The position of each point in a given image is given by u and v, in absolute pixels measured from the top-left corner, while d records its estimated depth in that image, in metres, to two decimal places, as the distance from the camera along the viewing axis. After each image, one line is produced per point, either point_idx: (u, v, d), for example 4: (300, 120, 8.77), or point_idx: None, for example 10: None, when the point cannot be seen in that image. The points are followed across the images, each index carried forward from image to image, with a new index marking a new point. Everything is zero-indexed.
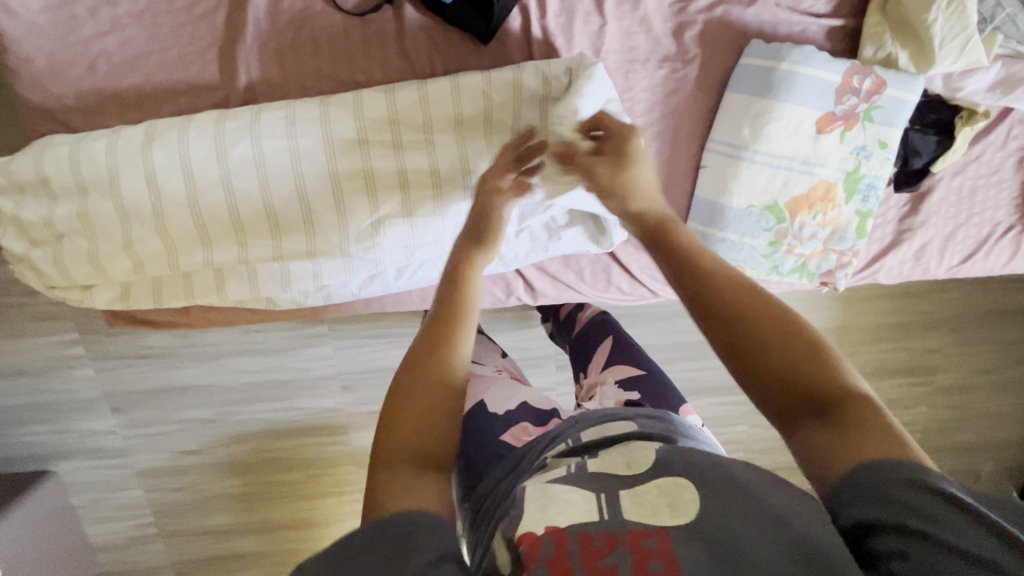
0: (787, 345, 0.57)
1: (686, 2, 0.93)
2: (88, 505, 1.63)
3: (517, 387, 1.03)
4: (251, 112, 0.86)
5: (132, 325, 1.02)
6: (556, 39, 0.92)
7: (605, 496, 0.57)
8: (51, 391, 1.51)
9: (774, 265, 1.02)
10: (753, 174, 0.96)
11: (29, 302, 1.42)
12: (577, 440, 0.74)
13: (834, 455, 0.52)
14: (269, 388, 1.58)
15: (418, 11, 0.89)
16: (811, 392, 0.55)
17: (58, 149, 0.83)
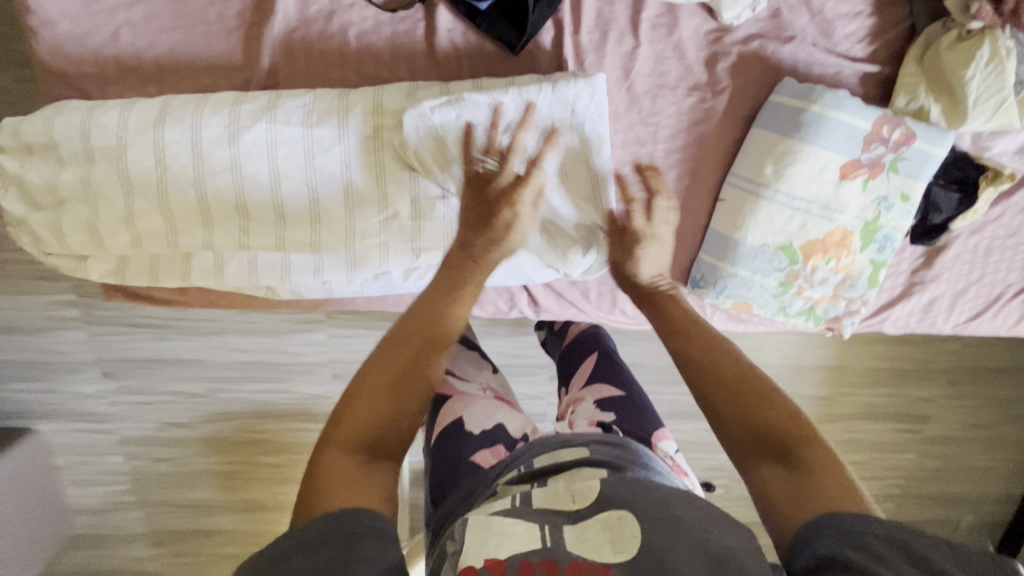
0: (747, 396, 0.64)
1: (722, 33, 0.91)
2: (70, 467, 1.61)
3: (499, 407, 1.04)
4: (268, 96, 0.85)
5: (130, 299, 1.01)
6: (587, 56, 0.91)
7: (549, 528, 0.60)
8: (43, 350, 1.49)
9: (782, 305, 1.01)
10: (771, 214, 0.94)
11: (28, 259, 1.41)
12: (528, 466, 0.76)
13: (788, 497, 0.57)
14: (260, 369, 1.57)
15: (450, 12, 0.88)
16: (769, 435, 0.62)
17: (71, 116, 0.82)
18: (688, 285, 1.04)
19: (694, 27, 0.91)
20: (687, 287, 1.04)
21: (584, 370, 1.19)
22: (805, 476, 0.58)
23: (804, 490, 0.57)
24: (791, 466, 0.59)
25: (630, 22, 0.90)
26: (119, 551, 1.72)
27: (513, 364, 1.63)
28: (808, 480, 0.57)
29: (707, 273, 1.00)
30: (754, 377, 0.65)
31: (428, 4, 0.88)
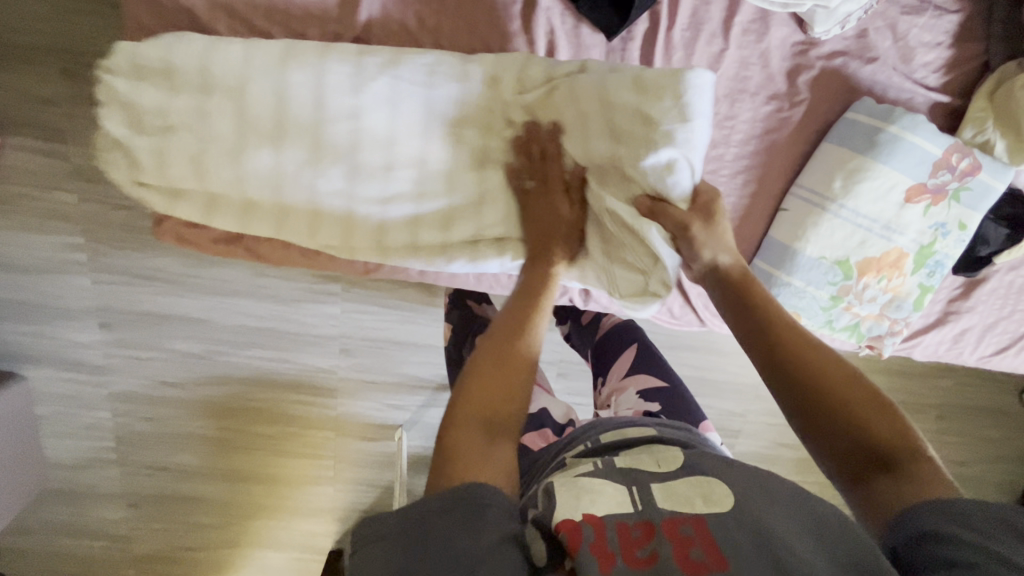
0: (852, 402, 0.64)
1: (808, 46, 0.93)
2: (54, 417, 1.55)
3: (541, 394, 1.05)
4: (391, 52, 0.84)
5: (177, 242, 0.99)
6: (677, 52, 0.91)
7: (639, 490, 0.60)
8: (42, 293, 1.42)
9: (830, 319, 1.03)
10: (834, 228, 0.96)
11: (41, 196, 1.34)
12: (596, 442, 0.77)
13: (893, 500, 0.57)
14: (268, 336, 1.54)
15: None
16: (874, 442, 0.61)
17: (189, 46, 0.80)
18: None
19: (783, 37, 0.93)
20: None
21: (622, 361, 1.21)
22: (909, 480, 0.57)
23: (907, 491, 0.57)
24: (900, 473, 0.59)
25: (722, 24, 0.91)
26: (91, 511, 1.65)
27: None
28: (914, 481, 0.57)
29: (761, 280, 1.02)
30: (859, 382, 0.65)
31: None
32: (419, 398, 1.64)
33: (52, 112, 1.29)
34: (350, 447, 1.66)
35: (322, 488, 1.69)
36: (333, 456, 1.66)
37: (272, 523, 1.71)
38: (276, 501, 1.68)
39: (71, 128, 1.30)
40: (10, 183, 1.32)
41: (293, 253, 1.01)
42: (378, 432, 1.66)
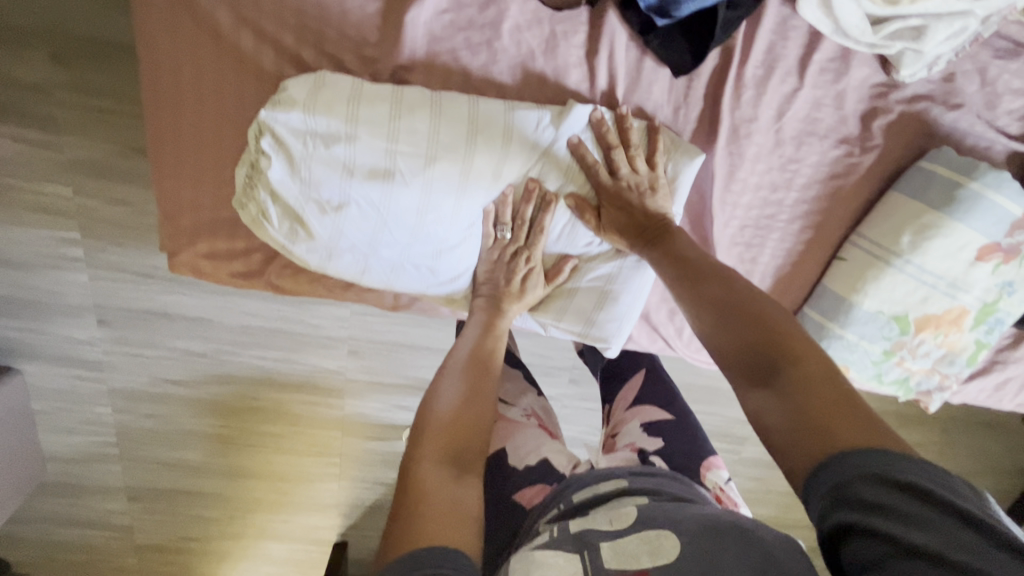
0: (742, 315, 0.68)
1: (889, 88, 0.85)
2: (50, 412, 1.49)
3: (544, 437, 0.97)
4: (467, 109, 0.78)
5: (190, 274, 0.91)
6: (747, 90, 0.83)
7: (588, 553, 0.63)
8: (34, 288, 1.34)
9: (879, 372, 0.99)
10: (895, 283, 0.91)
11: (30, 188, 1.24)
12: (569, 504, 0.77)
13: (781, 412, 0.58)
14: (274, 336, 1.47)
15: (620, 19, 0.78)
16: (766, 354, 0.63)
17: (287, 111, 0.74)
18: None
19: (862, 78, 0.85)
20: None
21: (631, 390, 1.14)
22: (793, 395, 0.58)
23: (801, 418, 0.57)
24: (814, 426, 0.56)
25: (799, 61, 0.83)
26: (92, 503, 1.61)
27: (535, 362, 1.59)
28: (800, 396, 0.58)
29: (811, 329, 0.98)
30: (757, 304, 0.68)
31: (597, 7, 0.78)
32: None
33: (38, 98, 1.17)
34: (356, 446, 1.62)
35: (327, 484, 1.66)
36: (339, 454, 1.62)
37: (274, 517, 1.69)
38: (279, 496, 1.66)
39: (59, 117, 1.19)
40: None
41: (317, 287, 0.94)
42: (384, 432, 1.62)
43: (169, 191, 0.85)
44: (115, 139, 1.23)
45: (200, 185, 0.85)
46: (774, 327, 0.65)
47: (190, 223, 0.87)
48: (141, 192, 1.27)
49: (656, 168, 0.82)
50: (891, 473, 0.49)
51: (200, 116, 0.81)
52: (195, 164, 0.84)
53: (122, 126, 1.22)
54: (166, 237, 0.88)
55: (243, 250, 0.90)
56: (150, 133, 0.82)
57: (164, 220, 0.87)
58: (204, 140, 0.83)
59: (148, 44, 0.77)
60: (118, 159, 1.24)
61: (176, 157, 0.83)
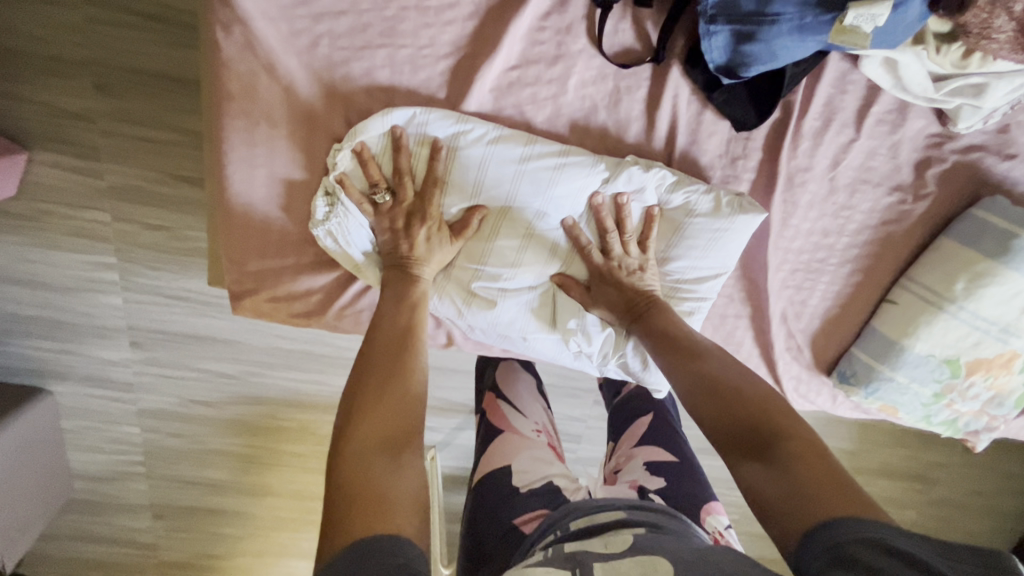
0: (730, 400, 0.70)
1: (944, 139, 0.86)
2: (79, 431, 1.50)
3: (548, 461, 1.06)
4: (527, 144, 0.79)
5: (254, 316, 0.93)
6: (804, 141, 0.85)
7: (580, 567, 0.63)
8: (71, 311, 1.36)
9: (928, 414, 1.00)
10: (949, 329, 0.92)
11: (69, 214, 1.27)
12: (565, 531, 0.79)
13: (775, 491, 0.60)
14: (304, 359, 1.49)
15: (684, 73, 0.79)
16: (764, 432, 0.66)
17: (359, 134, 0.77)
18: (833, 377, 1.04)
19: (918, 129, 0.86)
20: (834, 379, 1.03)
21: (643, 421, 1.15)
22: (791, 477, 0.60)
23: (797, 491, 0.58)
24: (771, 462, 0.62)
25: (856, 113, 0.84)
26: (117, 520, 1.62)
27: (564, 385, 1.59)
28: (799, 477, 0.59)
29: (861, 371, 0.99)
30: (749, 381, 0.72)
31: (662, 64, 0.79)
32: (453, 422, 1.60)
33: (80, 126, 1.20)
34: None
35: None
36: None
37: (297, 535, 1.70)
38: (302, 514, 1.67)
39: (99, 144, 1.21)
40: (40, 200, 1.25)
41: None
42: None
43: (236, 239, 0.87)
44: (157, 166, 1.25)
45: (267, 231, 0.87)
46: (764, 406, 0.68)
47: (255, 269, 0.89)
48: (180, 219, 1.29)
49: (648, 252, 0.86)
50: (886, 543, 0.49)
51: (270, 169, 0.82)
52: (264, 211, 0.85)
53: (161, 153, 1.24)
54: (231, 282, 0.89)
55: (305, 292, 0.92)
56: (217, 183, 0.82)
57: (230, 265, 0.88)
58: (274, 189, 0.84)
59: (220, 97, 0.77)
60: (158, 185, 1.26)
61: (245, 206, 0.84)
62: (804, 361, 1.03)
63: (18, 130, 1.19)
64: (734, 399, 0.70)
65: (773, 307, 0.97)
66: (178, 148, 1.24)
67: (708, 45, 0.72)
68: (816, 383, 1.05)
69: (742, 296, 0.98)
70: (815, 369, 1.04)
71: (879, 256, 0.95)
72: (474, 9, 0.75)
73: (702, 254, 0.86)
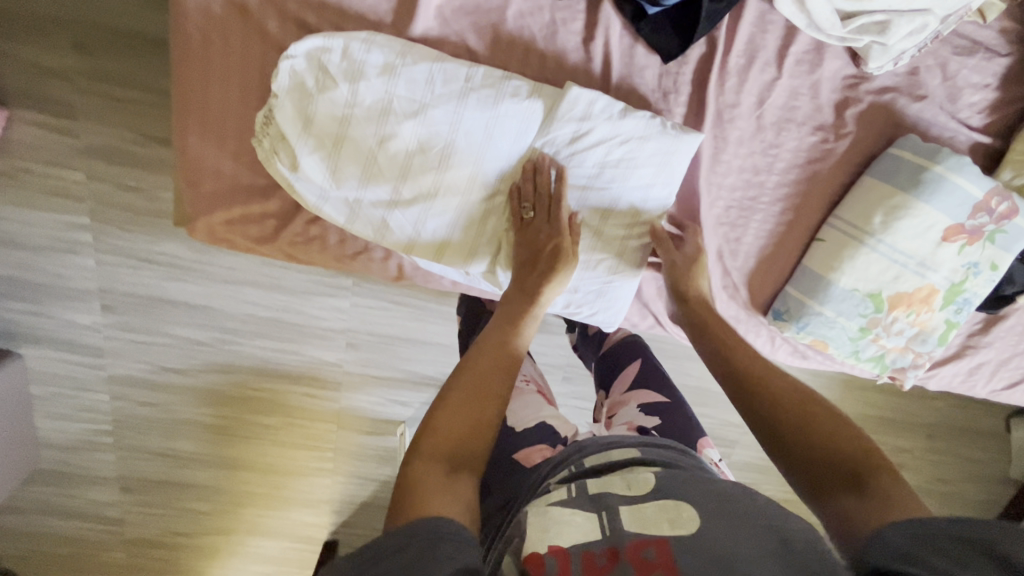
0: (804, 422, 0.71)
1: (859, 80, 0.93)
2: (48, 398, 1.51)
3: (543, 404, 1.03)
4: (465, 66, 0.85)
5: (212, 242, 0.97)
6: (729, 79, 0.91)
7: (606, 515, 0.63)
8: (44, 272, 1.38)
9: (856, 349, 1.05)
10: (869, 262, 0.97)
11: (45, 173, 1.30)
12: (579, 466, 0.77)
13: (857, 514, 0.61)
14: (274, 327, 1.51)
15: (614, 7, 0.86)
16: (840, 462, 0.66)
17: (306, 51, 0.83)
18: (768, 315, 1.08)
19: (835, 70, 0.92)
20: (768, 317, 1.07)
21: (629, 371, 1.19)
22: (871, 500, 0.61)
23: (876, 512, 0.59)
24: (865, 492, 0.62)
25: (777, 53, 0.91)
26: (84, 494, 1.61)
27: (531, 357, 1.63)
28: (880, 500, 0.61)
29: (792, 307, 1.04)
30: (817, 403, 0.72)
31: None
32: (422, 394, 1.62)
33: (59, 86, 1.25)
34: (350, 439, 1.64)
35: (319, 478, 1.65)
36: (333, 447, 1.63)
37: (266, 514, 1.68)
38: (272, 490, 1.66)
39: (76, 103, 1.26)
40: (18, 159, 1.29)
41: (327, 255, 0.99)
42: (380, 426, 1.64)
43: (192, 159, 0.91)
44: (129, 126, 1.29)
45: (223, 151, 0.91)
46: (837, 436, 0.68)
47: (211, 190, 0.93)
48: (152, 179, 1.34)
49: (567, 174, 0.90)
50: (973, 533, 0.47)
51: (226, 88, 0.87)
52: (220, 133, 0.90)
53: (136, 114, 1.30)
54: (188, 203, 0.93)
55: (259, 215, 0.96)
56: (178, 103, 0.88)
57: (188, 187, 0.92)
58: (229, 109, 0.89)
59: (180, 20, 0.83)
60: (132, 145, 1.31)
61: (201, 125, 0.89)
62: (741, 300, 1.07)
63: (1, 90, 1.24)
64: (807, 424, 0.70)
65: (710, 243, 1.02)
66: (152, 109, 1.30)
67: None
68: (753, 324, 1.09)
69: (678, 232, 1.02)
70: (752, 309, 1.08)
71: (808, 196, 1.01)
72: None
73: (653, 179, 0.92)
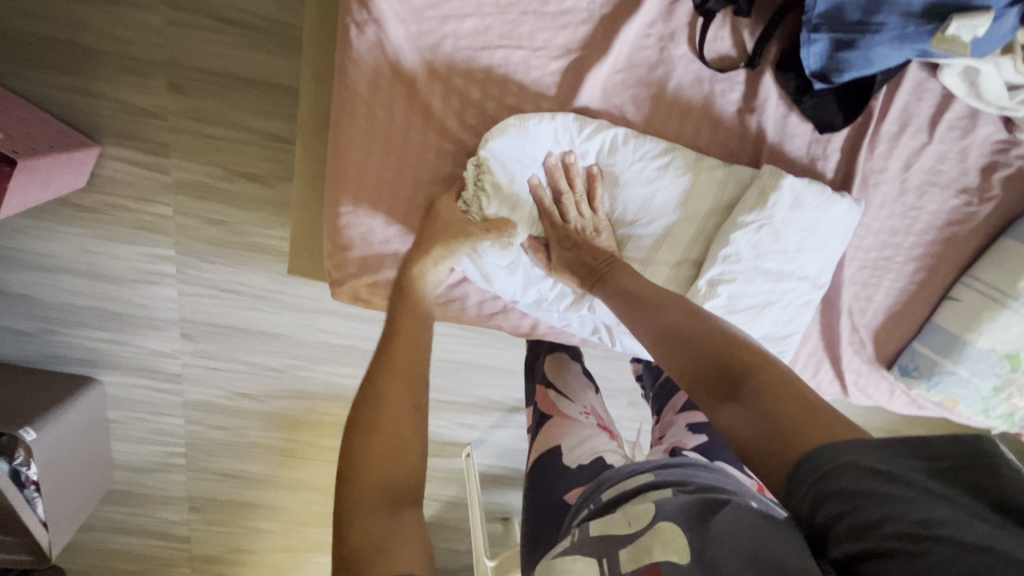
0: (723, 352, 0.61)
1: (1009, 146, 0.93)
2: (124, 422, 1.50)
3: (599, 438, 1.02)
4: (649, 143, 0.86)
5: (351, 302, 0.98)
6: (880, 145, 0.91)
7: (608, 563, 0.53)
8: (129, 302, 1.37)
9: (986, 407, 1.05)
10: (1011, 323, 0.97)
11: (133, 207, 1.28)
12: (597, 502, 0.70)
13: (746, 423, 0.54)
14: (350, 355, 1.50)
15: (775, 80, 0.86)
16: (731, 368, 0.59)
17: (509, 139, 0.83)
18: (893, 371, 1.08)
19: (986, 136, 0.92)
20: (894, 373, 1.08)
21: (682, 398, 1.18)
22: (758, 405, 0.54)
23: (766, 420, 0.53)
24: (745, 400, 0.55)
25: (929, 120, 0.91)
26: (152, 511, 1.62)
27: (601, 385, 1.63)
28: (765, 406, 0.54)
29: (923, 364, 1.04)
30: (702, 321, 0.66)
31: (756, 70, 0.86)
32: (491, 418, 1.60)
33: (154, 124, 1.22)
34: None
35: None
36: None
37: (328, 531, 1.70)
38: None
39: (170, 140, 1.23)
40: (108, 193, 1.26)
41: (462, 314, 1.00)
42: (445, 450, 1.62)
43: (339, 228, 0.91)
44: (220, 163, 1.26)
45: (375, 218, 0.91)
46: (730, 344, 0.61)
47: (359, 256, 0.93)
48: (239, 214, 1.30)
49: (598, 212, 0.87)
50: None
51: (384, 161, 0.88)
52: (371, 205, 0.90)
53: (224, 151, 1.25)
54: (334, 269, 0.94)
55: None
56: (334, 173, 0.88)
57: (335, 254, 0.93)
58: (385, 179, 0.89)
59: (345, 94, 0.83)
60: (221, 181, 1.27)
61: (356, 193, 0.89)
62: (866, 355, 1.07)
63: (92, 124, 1.20)
64: (728, 351, 0.61)
65: (844, 299, 1.02)
66: (241, 146, 1.25)
67: (806, 52, 0.78)
68: (875, 378, 1.09)
69: None
70: (877, 364, 1.08)
71: (942, 255, 1.01)
72: (590, 14, 0.83)
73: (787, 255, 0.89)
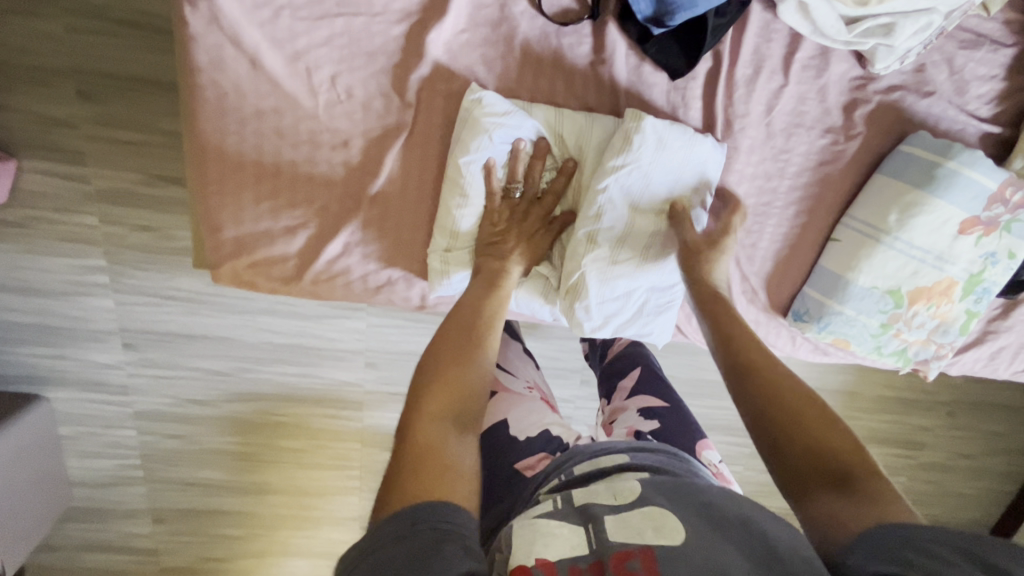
0: (811, 422, 0.66)
1: (866, 81, 0.95)
2: (76, 437, 1.44)
3: (542, 413, 0.95)
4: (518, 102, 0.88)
5: (236, 284, 0.96)
6: (738, 89, 0.92)
7: (593, 527, 0.55)
8: (62, 315, 1.31)
9: (878, 345, 1.05)
10: (887, 259, 0.97)
11: (61, 220, 1.22)
12: (569, 475, 0.70)
13: (836, 513, 0.58)
14: (294, 352, 1.42)
15: (619, 31, 0.87)
16: (842, 466, 0.62)
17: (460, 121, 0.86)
18: (788, 317, 1.07)
19: (841, 74, 0.94)
20: (788, 319, 1.07)
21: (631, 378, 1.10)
22: (844, 505, 0.58)
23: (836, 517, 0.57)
24: (854, 493, 0.59)
25: (783, 61, 0.92)
26: (117, 526, 1.55)
27: (552, 365, 1.59)
28: (854, 505, 0.58)
29: (813, 307, 1.03)
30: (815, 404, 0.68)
31: (598, 20, 0.87)
32: None
33: (69, 134, 1.17)
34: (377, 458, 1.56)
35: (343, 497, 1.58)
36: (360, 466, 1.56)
37: (296, 534, 1.62)
38: (300, 511, 1.59)
39: (87, 149, 1.18)
40: (21, 206, 1.20)
41: (351, 290, 0.98)
42: None
43: (209, 210, 0.90)
44: (137, 168, 1.20)
45: (244, 197, 0.90)
46: (835, 432, 0.65)
47: (232, 237, 0.92)
48: (166, 217, 1.25)
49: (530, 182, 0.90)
50: None
51: (242, 138, 0.88)
52: (237, 185, 0.90)
53: (139, 156, 1.20)
54: (210, 251, 0.92)
55: (281, 256, 0.94)
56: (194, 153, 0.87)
57: (208, 236, 0.91)
58: (245, 157, 0.89)
59: (191, 73, 0.83)
60: (139, 186, 1.22)
61: (218, 173, 0.88)
62: (761, 303, 1.06)
63: (10, 139, 1.16)
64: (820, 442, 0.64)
65: None
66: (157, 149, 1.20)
67: None
68: (773, 326, 1.09)
69: None
70: (772, 311, 1.08)
71: (823, 195, 1.01)
72: None
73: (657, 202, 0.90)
